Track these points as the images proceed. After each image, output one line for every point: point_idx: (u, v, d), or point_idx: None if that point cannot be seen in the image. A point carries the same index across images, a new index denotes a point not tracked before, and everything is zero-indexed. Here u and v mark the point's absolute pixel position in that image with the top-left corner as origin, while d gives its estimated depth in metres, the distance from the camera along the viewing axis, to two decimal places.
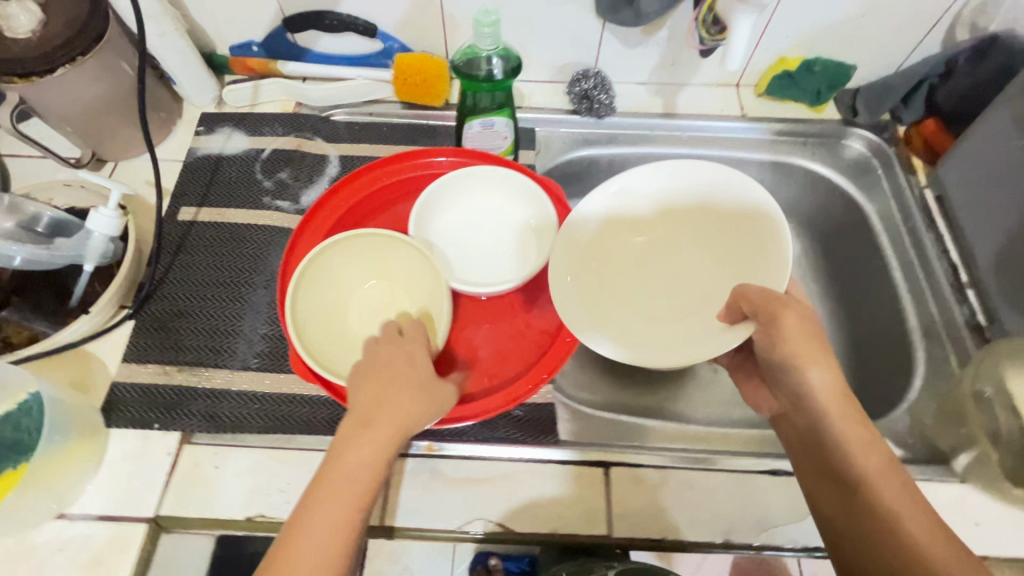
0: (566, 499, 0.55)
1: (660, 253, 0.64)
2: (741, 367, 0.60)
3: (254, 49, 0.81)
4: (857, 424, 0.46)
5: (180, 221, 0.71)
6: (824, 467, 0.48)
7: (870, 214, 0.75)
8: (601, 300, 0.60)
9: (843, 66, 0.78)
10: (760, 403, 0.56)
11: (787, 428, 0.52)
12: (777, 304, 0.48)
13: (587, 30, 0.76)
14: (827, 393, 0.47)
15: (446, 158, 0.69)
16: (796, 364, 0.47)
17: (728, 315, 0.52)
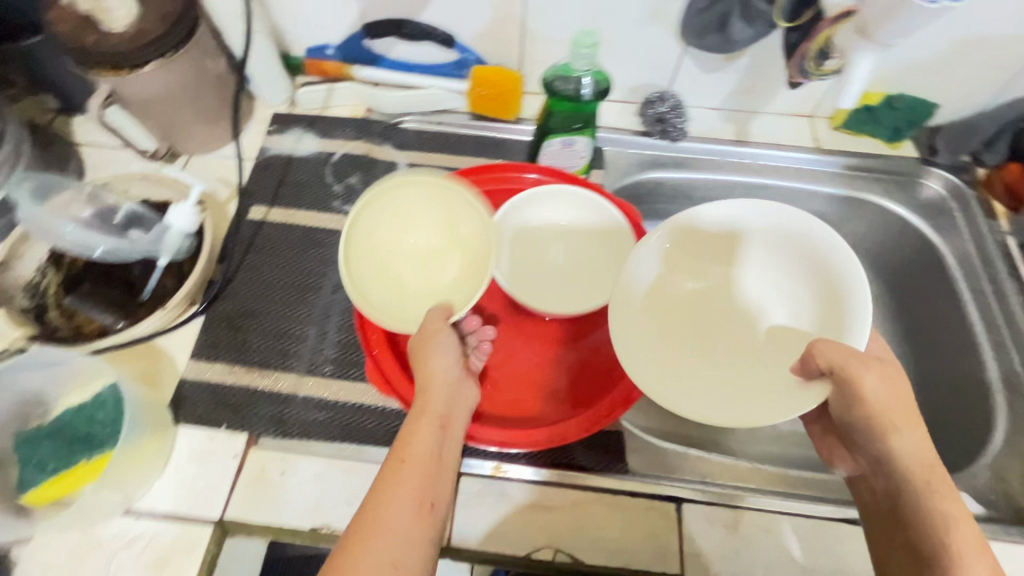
0: (638, 533, 0.53)
1: (714, 296, 0.63)
2: (817, 425, 0.57)
3: (328, 53, 0.81)
4: (946, 496, 0.43)
5: (251, 220, 0.71)
6: (902, 537, 0.44)
7: (947, 257, 0.73)
8: (659, 351, 0.58)
9: (924, 103, 0.77)
10: (838, 463, 0.54)
11: (866, 493, 0.49)
12: (852, 361, 0.45)
13: (666, 54, 0.75)
14: (915, 459, 0.45)
15: (529, 174, 0.68)
16: (877, 426, 0.46)
17: (801, 372, 0.49)
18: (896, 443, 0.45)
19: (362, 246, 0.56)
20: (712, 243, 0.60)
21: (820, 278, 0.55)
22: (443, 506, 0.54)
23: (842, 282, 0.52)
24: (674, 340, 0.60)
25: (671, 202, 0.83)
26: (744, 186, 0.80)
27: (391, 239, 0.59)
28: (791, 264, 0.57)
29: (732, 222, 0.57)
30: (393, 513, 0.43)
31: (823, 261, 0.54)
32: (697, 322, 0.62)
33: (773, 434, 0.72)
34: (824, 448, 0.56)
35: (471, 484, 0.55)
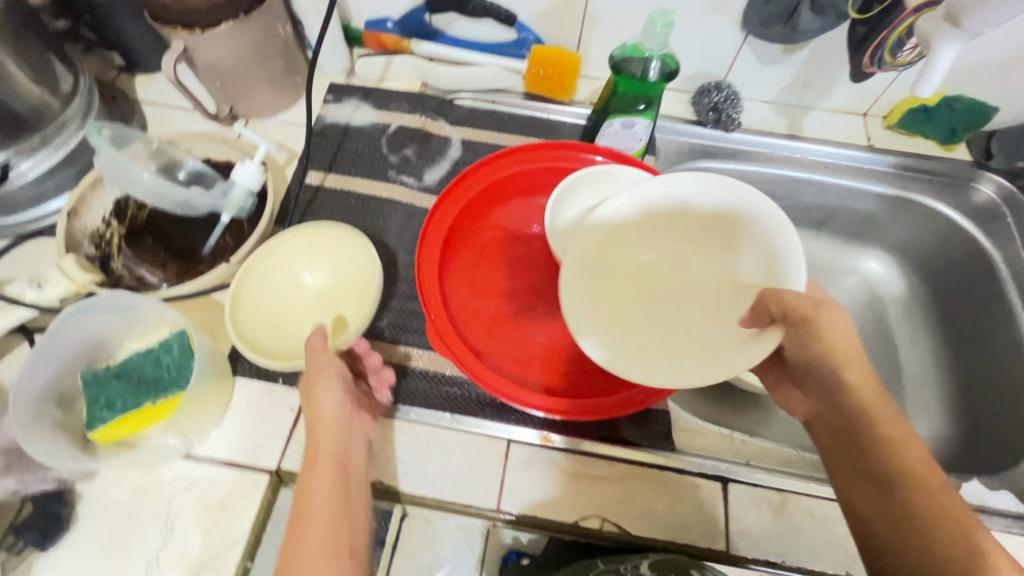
0: (685, 509, 0.54)
1: (671, 266, 0.54)
2: (770, 374, 0.56)
3: (388, 26, 0.82)
4: (896, 421, 0.46)
5: (309, 185, 0.72)
6: (866, 464, 0.46)
7: (997, 261, 0.73)
8: (615, 325, 0.50)
9: (984, 105, 0.76)
10: (793, 405, 0.54)
11: (822, 429, 0.51)
12: (805, 305, 0.43)
13: (726, 44, 0.75)
14: (868, 389, 0.46)
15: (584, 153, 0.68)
16: (831, 364, 0.46)
17: (750, 320, 0.45)
18: (851, 379, 0.46)
19: (249, 289, 0.59)
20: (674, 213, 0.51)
21: (759, 254, 0.46)
22: (493, 470, 0.55)
23: (776, 255, 0.44)
24: (626, 310, 0.52)
25: None
26: (794, 180, 0.80)
27: (286, 280, 0.62)
28: (733, 237, 0.48)
29: (685, 193, 0.49)
30: (311, 531, 0.44)
31: (761, 235, 0.46)
32: (646, 291, 0.54)
33: None
34: (780, 393, 0.55)
35: (522, 451, 0.56)
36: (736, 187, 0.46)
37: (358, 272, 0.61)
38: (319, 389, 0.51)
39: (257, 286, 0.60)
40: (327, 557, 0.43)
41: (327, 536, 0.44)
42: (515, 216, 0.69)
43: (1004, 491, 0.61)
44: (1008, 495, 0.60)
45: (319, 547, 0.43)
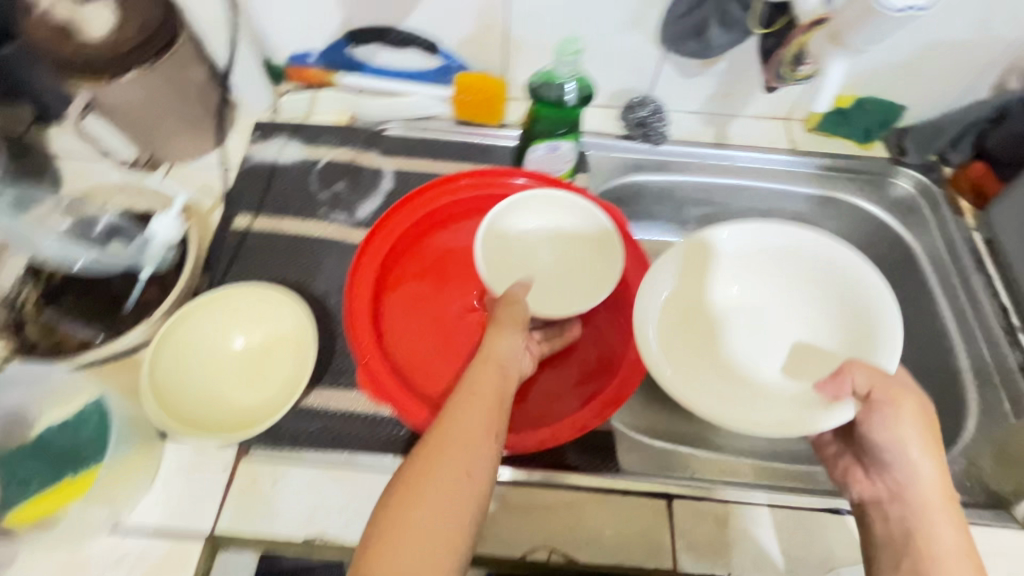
0: (631, 531, 0.54)
1: (750, 315, 0.63)
2: (831, 444, 0.55)
3: (311, 60, 0.81)
4: (958, 531, 0.44)
5: (236, 229, 0.70)
6: (908, 565, 0.44)
7: (918, 253, 0.76)
8: (696, 364, 0.59)
9: (894, 105, 0.80)
10: (848, 482, 0.52)
11: (876, 519, 0.48)
12: (890, 385, 0.47)
13: (647, 60, 0.77)
14: (936, 495, 0.46)
15: (519, 179, 0.69)
16: (907, 456, 0.46)
17: (828, 387, 0.50)
18: (923, 473, 0.46)
19: (165, 368, 0.56)
20: (796, 258, 0.62)
21: (859, 326, 0.57)
22: None
23: (879, 330, 0.55)
24: (704, 344, 0.61)
25: (654, 204, 0.85)
26: (723, 187, 0.82)
27: (212, 348, 0.59)
28: (829, 295, 0.60)
29: (776, 247, 0.62)
30: (461, 453, 0.40)
31: (863, 297, 0.57)
32: (729, 334, 0.62)
33: None
34: (835, 467, 0.54)
35: None
36: (864, 265, 0.58)
37: (293, 333, 0.59)
38: (501, 334, 0.49)
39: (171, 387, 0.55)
40: (461, 484, 0.39)
41: (469, 464, 0.40)
42: (444, 247, 0.69)
43: None
44: None
45: (458, 465, 0.40)
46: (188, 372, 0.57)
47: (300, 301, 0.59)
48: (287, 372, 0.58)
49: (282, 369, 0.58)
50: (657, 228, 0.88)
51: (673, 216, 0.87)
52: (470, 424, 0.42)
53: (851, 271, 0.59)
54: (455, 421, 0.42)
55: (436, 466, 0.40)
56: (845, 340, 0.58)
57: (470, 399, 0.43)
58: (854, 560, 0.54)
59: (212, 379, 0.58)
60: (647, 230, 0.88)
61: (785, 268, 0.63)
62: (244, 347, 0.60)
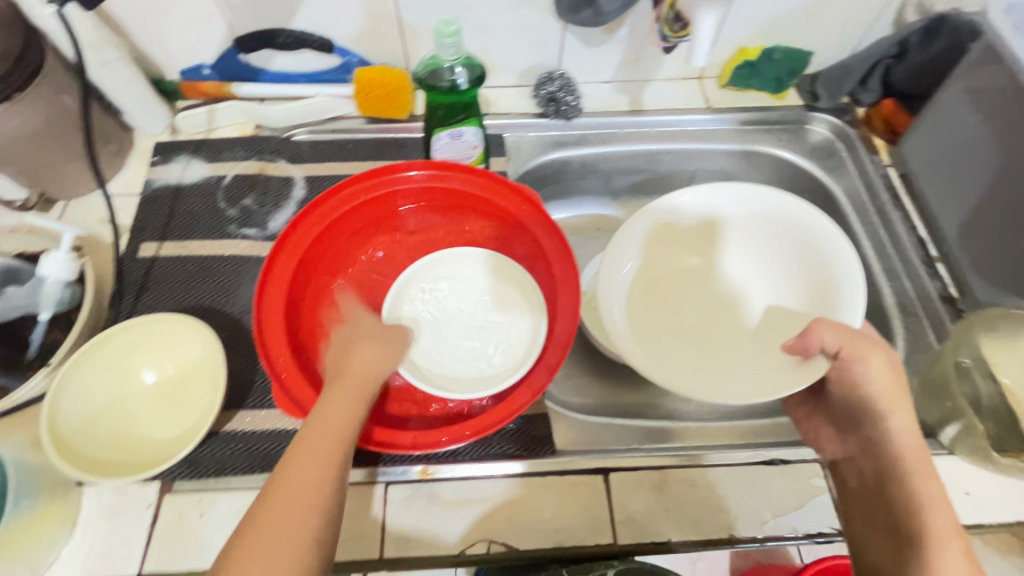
0: (571, 511, 0.54)
1: (705, 276, 0.69)
2: (805, 405, 0.59)
3: (205, 72, 0.78)
4: (930, 479, 0.44)
5: (142, 257, 0.68)
6: (881, 515, 0.46)
7: (840, 195, 0.76)
8: (652, 338, 0.64)
9: (801, 52, 0.79)
10: (823, 444, 0.55)
11: (851, 473, 0.51)
12: (857, 343, 0.49)
13: (548, 33, 0.75)
14: (910, 443, 0.47)
15: (417, 171, 0.66)
16: (879, 409, 0.49)
17: (796, 347, 0.54)
18: (891, 427, 0.48)
19: (67, 410, 0.53)
20: (772, 232, 0.65)
21: (823, 284, 0.60)
22: (373, 517, 0.53)
23: (841, 287, 0.58)
24: (661, 313, 0.67)
25: (579, 179, 0.83)
26: (645, 154, 0.81)
27: (119, 392, 0.57)
28: (778, 252, 0.65)
29: (702, 214, 0.65)
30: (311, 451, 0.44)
31: (825, 255, 0.60)
32: (686, 295, 0.68)
33: None
34: (811, 429, 0.57)
35: (400, 491, 0.55)
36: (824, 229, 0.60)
37: (203, 359, 0.58)
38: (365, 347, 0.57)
39: (81, 439, 0.52)
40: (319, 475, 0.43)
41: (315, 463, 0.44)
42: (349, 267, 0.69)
43: None
44: None
45: (318, 451, 0.44)
46: (94, 423, 0.54)
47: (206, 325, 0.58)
48: (203, 398, 0.56)
49: (197, 396, 0.57)
50: (588, 202, 0.87)
51: (601, 189, 0.86)
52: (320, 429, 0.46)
53: (819, 232, 0.61)
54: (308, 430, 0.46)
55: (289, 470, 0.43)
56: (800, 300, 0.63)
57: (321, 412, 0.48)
58: (791, 508, 0.54)
59: (125, 425, 0.55)
60: (577, 206, 0.87)
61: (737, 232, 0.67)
62: (156, 380, 0.58)
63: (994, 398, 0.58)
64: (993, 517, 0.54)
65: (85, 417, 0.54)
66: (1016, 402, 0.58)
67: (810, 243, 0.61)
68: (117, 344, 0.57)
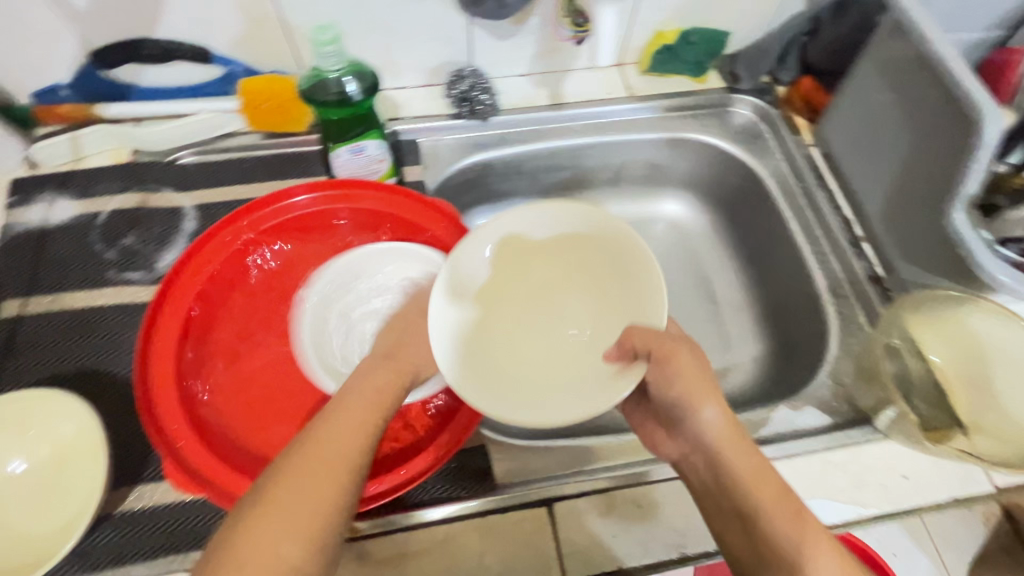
0: (515, 551, 0.51)
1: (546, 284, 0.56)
2: (634, 410, 0.54)
3: (62, 93, 0.67)
4: (749, 454, 0.44)
5: (4, 319, 0.59)
6: (728, 506, 0.43)
7: (766, 179, 0.74)
8: (486, 371, 0.51)
9: (718, 32, 0.77)
10: (657, 447, 0.50)
11: (690, 472, 0.47)
12: (663, 341, 0.47)
13: (452, 28, 0.69)
14: (724, 429, 0.45)
15: (304, 196, 0.60)
16: (689, 400, 0.46)
17: (615, 356, 0.50)
18: (706, 418, 0.45)
19: None
20: (616, 256, 0.53)
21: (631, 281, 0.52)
22: None
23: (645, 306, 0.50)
24: (489, 340, 0.53)
25: (504, 180, 0.78)
26: (570, 150, 0.77)
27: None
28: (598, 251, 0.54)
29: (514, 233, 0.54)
30: (329, 455, 0.41)
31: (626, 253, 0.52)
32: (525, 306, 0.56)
33: None
34: (643, 432, 0.52)
35: None
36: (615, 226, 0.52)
37: (78, 435, 0.50)
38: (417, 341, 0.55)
39: None
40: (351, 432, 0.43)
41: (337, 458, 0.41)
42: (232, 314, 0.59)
43: (808, 408, 0.60)
44: (813, 411, 0.60)
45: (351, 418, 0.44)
46: None
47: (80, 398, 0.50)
48: (82, 484, 0.48)
49: (76, 483, 0.49)
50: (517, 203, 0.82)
51: (530, 188, 0.81)
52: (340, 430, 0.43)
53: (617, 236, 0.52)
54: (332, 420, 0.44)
55: (303, 464, 0.40)
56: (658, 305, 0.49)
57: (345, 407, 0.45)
58: None
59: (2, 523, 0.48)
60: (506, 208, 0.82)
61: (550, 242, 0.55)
62: (28, 467, 0.50)
63: (924, 377, 0.58)
64: (929, 498, 0.54)
65: None
66: (944, 378, 0.58)
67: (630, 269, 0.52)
68: None
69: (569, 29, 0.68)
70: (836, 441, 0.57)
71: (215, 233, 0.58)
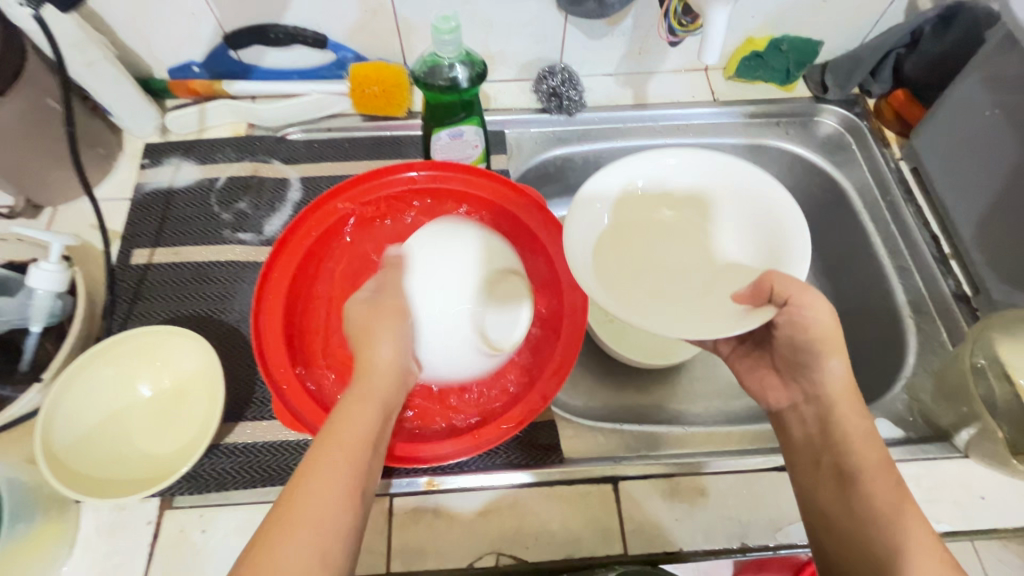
0: (579, 521, 0.53)
1: (684, 232, 0.59)
2: (745, 355, 0.55)
3: (195, 70, 0.75)
4: (859, 416, 0.45)
5: (134, 266, 0.66)
6: (827, 462, 0.45)
7: (850, 190, 0.74)
8: (612, 288, 0.53)
9: (810, 42, 0.77)
10: (766, 391, 0.52)
11: (795, 423, 0.49)
12: (807, 289, 0.45)
13: (549, 26, 0.72)
14: (843, 386, 0.46)
15: (419, 172, 0.65)
16: (819, 350, 0.47)
17: (746, 297, 0.47)
18: (829, 369, 0.47)
19: (64, 424, 0.52)
20: (752, 211, 0.54)
21: (767, 235, 0.52)
22: (379, 532, 0.52)
23: (794, 248, 0.49)
24: (616, 268, 0.55)
25: (581, 175, 0.81)
26: (650, 150, 0.79)
27: (118, 408, 0.56)
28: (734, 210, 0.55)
29: (658, 179, 0.57)
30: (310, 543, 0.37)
31: (766, 206, 0.53)
32: (652, 254, 0.59)
33: (714, 387, 0.72)
34: (752, 379, 0.54)
35: (405, 504, 0.53)
36: (763, 183, 0.54)
37: (200, 369, 0.57)
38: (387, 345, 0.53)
39: (83, 455, 0.51)
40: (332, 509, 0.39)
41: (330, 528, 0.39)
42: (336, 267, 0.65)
43: (882, 419, 0.60)
44: (886, 423, 0.59)
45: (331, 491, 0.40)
46: (96, 439, 0.53)
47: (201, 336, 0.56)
48: (202, 413, 0.55)
49: (196, 411, 0.55)
50: None
51: None
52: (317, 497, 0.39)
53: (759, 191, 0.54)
54: (308, 487, 0.40)
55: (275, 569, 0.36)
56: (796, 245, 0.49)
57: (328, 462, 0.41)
58: None
59: (128, 441, 0.54)
60: None
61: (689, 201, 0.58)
62: (153, 394, 0.57)
63: (1011, 401, 0.54)
64: (1007, 521, 0.53)
65: (87, 432, 0.53)
66: None
67: (772, 215, 0.52)
68: (111, 360, 0.56)
69: (672, 25, 0.69)
70: (910, 454, 0.56)
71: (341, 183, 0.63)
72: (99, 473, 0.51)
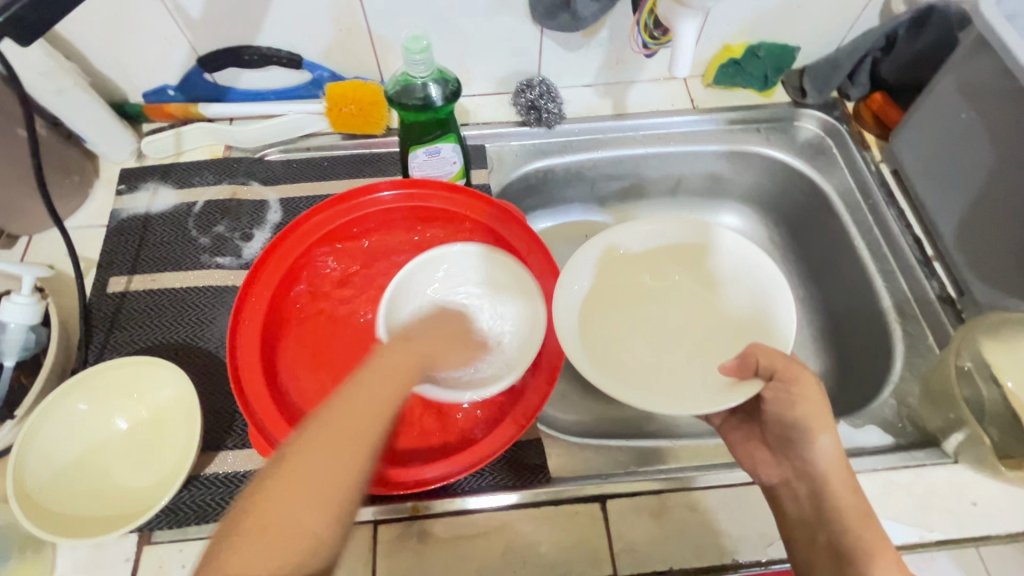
0: (568, 543, 0.52)
1: (673, 291, 0.61)
2: (735, 428, 0.54)
3: (170, 94, 0.75)
4: (853, 494, 0.44)
5: (111, 294, 0.65)
6: (823, 541, 0.43)
7: (831, 194, 0.74)
8: (603, 360, 0.56)
9: (786, 48, 0.76)
10: (756, 466, 0.51)
11: (788, 499, 0.47)
12: (791, 364, 0.46)
13: (525, 39, 0.72)
14: (835, 463, 0.45)
15: (390, 191, 0.64)
16: (806, 427, 0.46)
17: (732, 371, 0.49)
18: (819, 447, 0.45)
19: (36, 463, 0.50)
20: (730, 266, 0.58)
21: (752, 291, 0.55)
22: (363, 561, 0.51)
23: (775, 309, 0.52)
24: (610, 337, 0.58)
25: (564, 187, 0.80)
26: (631, 159, 0.78)
27: (93, 443, 0.54)
28: (714, 267, 0.59)
29: (638, 247, 0.60)
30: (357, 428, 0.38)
31: (744, 263, 0.56)
32: (646, 313, 0.61)
33: None
34: (744, 452, 0.52)
35: (390, 531, 0.52)
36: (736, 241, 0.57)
37: (177, 401, 0.56)
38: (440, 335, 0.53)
39: (59, 494, 0.50)
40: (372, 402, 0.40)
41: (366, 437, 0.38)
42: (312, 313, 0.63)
43: (872, 426, 0.59)
44: (875, 430, 0.59)
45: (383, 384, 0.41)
46: (73, 475, 0.52)
47: (176, 366, 0.55)
48: (180, 445, 0.54)
49: (174, 443, 0.54)
50: (575, 210, 0.84)
51: (588, 196, 0.83)
52: (367, 404, 0.39)
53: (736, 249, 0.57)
54: (360, 385, 0.41)
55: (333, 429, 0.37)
56: (771, 304, 0.53)
57: (366, 383, 0.41)
58: None
59: (104, 476, 0.53)
60: (564, 214, 0.84)
61: (671, 260, 0.61)
62: (130, 426, 0.56)
63: (998, 404, 0.55)
64: (999, 527, 0.53)
65: (62, 470, 0.52)
66: (1019, 406, 0.55)
67: (755, 276, 0.55)
68: (84, 394, 0.54)
69: (644, 39, 0.66)
70: (901, 462, 0.56)
71: (305, 218, 0.62)
72: (77, 512, 0.50)
